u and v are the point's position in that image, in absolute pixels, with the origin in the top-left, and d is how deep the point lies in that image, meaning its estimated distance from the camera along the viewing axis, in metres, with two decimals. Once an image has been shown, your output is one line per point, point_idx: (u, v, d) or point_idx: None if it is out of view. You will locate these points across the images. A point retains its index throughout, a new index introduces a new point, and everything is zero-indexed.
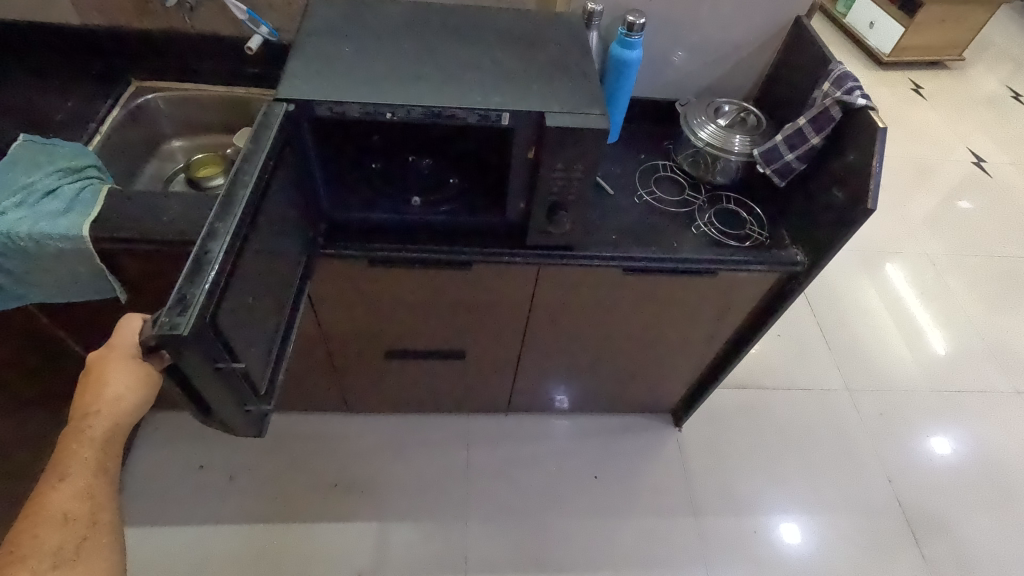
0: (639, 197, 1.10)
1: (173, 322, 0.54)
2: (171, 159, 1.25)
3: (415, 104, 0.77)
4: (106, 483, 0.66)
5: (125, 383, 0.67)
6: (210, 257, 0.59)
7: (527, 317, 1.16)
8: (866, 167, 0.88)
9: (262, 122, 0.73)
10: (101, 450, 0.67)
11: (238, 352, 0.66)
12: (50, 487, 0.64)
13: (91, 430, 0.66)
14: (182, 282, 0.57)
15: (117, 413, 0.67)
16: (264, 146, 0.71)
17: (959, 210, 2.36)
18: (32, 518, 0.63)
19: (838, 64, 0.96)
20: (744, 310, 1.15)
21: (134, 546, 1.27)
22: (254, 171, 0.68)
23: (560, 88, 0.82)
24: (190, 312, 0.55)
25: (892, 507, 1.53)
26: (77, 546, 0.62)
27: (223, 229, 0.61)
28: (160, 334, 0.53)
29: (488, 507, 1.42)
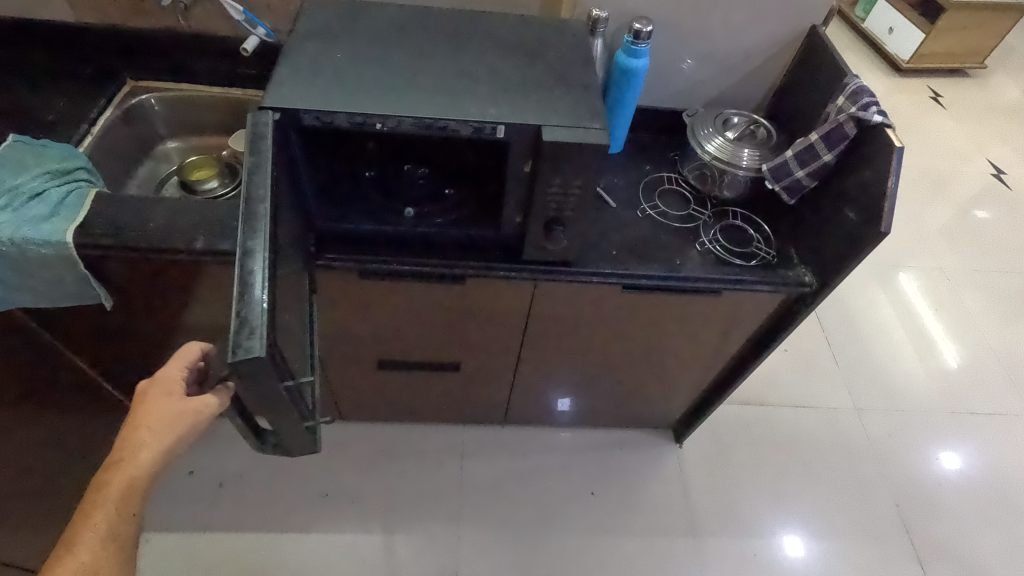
0: (642, 210, 1.06)
1: (247, 345, 0.49)
2: (166, 160, 1.23)
3: (406, 115, 0.74)
4: (116, 548, 0.66)
5: (152, 427, 0.67)
6: (254, 274, 0.54)
7: (525, 331, 1.13)
8: (881, 188, 0.84)
9: (255, 133, 0.68)
10: (122, 502, 0.67)
11: (295, 370, 0.62)
12: (72, 538, 0.65)
13: (115, 477, 0.67)
14: (234, 305, 0.52)
15: (142, 460, 0.67)
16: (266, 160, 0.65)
17: (975, 223, 2.29)
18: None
19: (854, 78, 0.91)
20: (749, 329, 1.12)
21: (146, 550, 1.27)
22: (265, 183, 0.63)
23: (558, 99, 0.78)
24: (259, 332, 0.50)
25: (898, 534, 1.48)
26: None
27: (259, 245, 0.56)
28: (238, 360, 0.48)
29: (480, 522, 1.39)
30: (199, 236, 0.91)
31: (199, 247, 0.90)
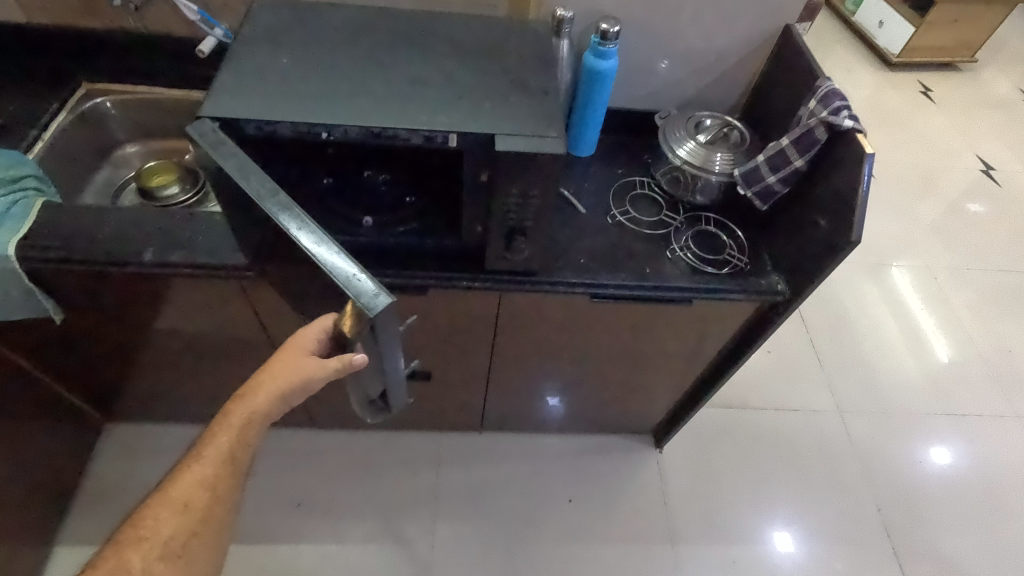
0: (612, 216, 1.04)
1: (371, 294, 0.54)
2: (125, 165, 1.19)
3: (353, 123, 0.70)
4: (227, 481, 0.70)
5: (273, 381, 0.68)
6: (326, 245, 0.58)
7: (495, 338, 1.11)
8: (852, 196, 0.81)
9: (217, 142, 0.67)
10: (235, 441, 0.70)
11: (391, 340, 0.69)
12: (191, 460, 0.71)
13: (232, 415, 0.69)
14: (333, 275, 0.56)
15: (254, 410, 0.69)
16: (248, 167, 0.65)
17: (964, 220, 2.27)
18: (165, 496, 0.70)
19: (826, 80, 0.88)
20: (724, 337, 1.10)
21: (236, 561, 1.27)
22: (266, 178, 0.64)
23: (515, 106, 0.75)
24: (371, 282, 0.56)
25: (880, 539, 1.46)
26: (184, 541, 0.68)
27: (305, 228, 0.59)
28: (373, 308, 0.53)
29: (455, 530, 1.37)
30: (149, 248, 0.88)
31: (148, 259, 0.87)
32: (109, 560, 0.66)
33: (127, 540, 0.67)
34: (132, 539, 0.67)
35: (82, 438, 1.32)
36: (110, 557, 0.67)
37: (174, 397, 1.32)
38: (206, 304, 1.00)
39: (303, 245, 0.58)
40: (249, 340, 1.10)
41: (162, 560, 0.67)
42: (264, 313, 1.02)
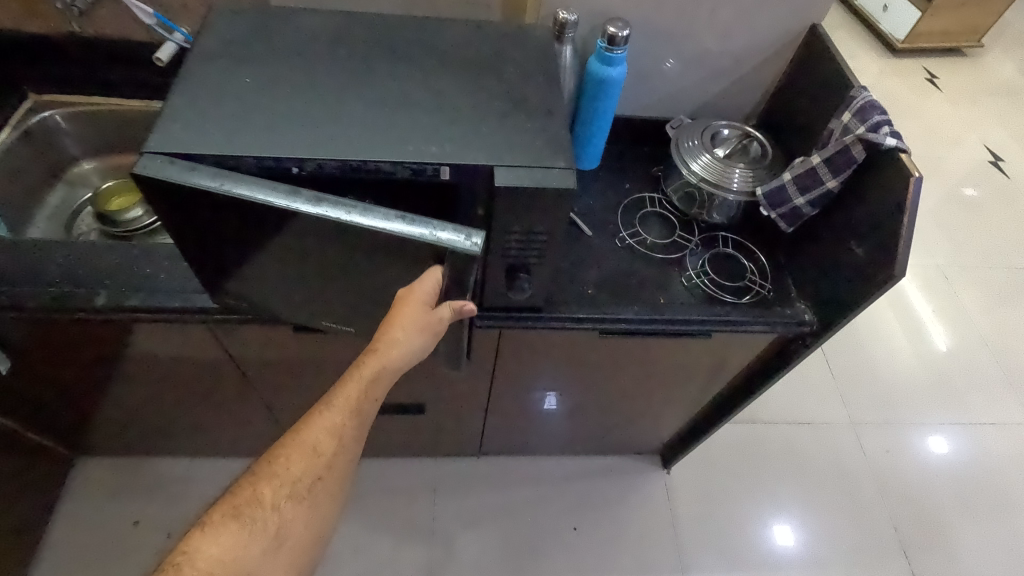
0: (621, 239, 0.94)
1: (465, 237, 0.58)
2: (83, 183, 1.08)
3: (328, 157, 0.60)
4: (355, 427, 0.61)
5: (402, 329, 0.62)
6: (386, 215, 0.58)
7: (495, 368, 1.03)
8: (894, 224, 0.72)
9: (187, 172, 0.58)
10: (365, 391, 0.62)
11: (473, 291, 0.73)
12: (314, 411, 0.61)
13: (363, 367, 0.62)
14: (418, 238, 0.57)
15: (387, 360, 0.62)
16: (244, 180, 0.58)
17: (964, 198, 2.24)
18: (294, 436, 0.60)
19: (862, 91, 0.78)
20: (743, 363, 1.01)
21: None
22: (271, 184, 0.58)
23: (516, 130, 0.65)
24: (453, 228, 0.59)
25: (898, 561, 1.40)
26: (309, 485, 0.59)
27: (350, 209, 0.57)
28: (480, 244, 0.58)
29: (455, 564, 1.29)
30: (101, 291, 0.79)
31: (99, 305, 0.77)
32: (238, 493, 0.58)
33: (258, 475, 0.59)
34: (263, 474, 0.59)
35: (50, 478, 1.22)
36: (237, 490, 0.58)
37: (149, 432, 1.22)
38: (174, 345, 0.90)
39: (365, 221, 0.57)
40: (225, 378, 1.01)
41: (290, 501, 0.58)
42: (240, 353, 0.92)
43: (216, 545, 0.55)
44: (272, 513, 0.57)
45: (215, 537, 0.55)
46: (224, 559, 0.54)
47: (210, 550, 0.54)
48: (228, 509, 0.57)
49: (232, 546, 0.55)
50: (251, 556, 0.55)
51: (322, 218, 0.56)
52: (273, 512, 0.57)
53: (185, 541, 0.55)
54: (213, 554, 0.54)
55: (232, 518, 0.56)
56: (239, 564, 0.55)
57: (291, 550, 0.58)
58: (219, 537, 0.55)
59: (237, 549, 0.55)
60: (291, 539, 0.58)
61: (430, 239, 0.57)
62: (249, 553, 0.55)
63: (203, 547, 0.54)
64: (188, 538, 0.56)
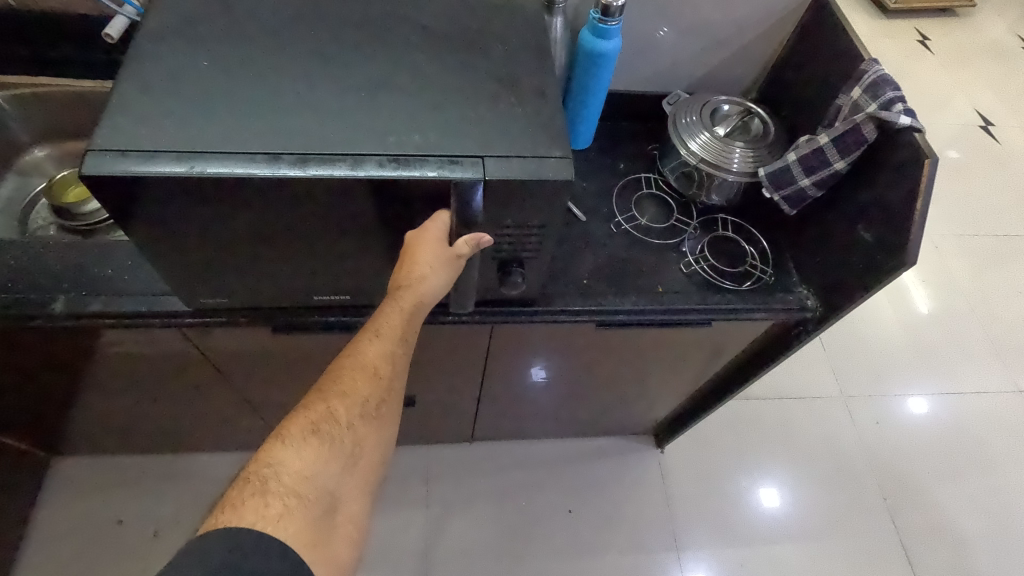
0: (617, 224, 0.90)
1: (469, 164, 0.56)
2: (36, 172, 0.99)
3: (301, 151, 0.54)
4: (406, 354, 0.60)
5: (431, 263, 0.58)
6: (381, 161, 0.55)
7: (487, 356, 0.99)
8: (906, 208, 0.69)
9: (148, 163, 0.52)
10: (408, 323, 0.60)
11: (483, 269, 0.69)
12: (365, 339, 0.59)
13: (401, 300, 0.59)
14: (426, 176, 0.55)
15: (424, 292, 0.59)
16: (216, 157, 0.53)
17: (956, 168, 2.20)
18: (351, 359, 0.58)
19: (874, 64, 0.74)
20: (741, 345, 0.98)
21: None
22: (249, 155, 0.53)
23: (508, 116, 0.59)
24: (452, 155, 0.56)
25: (887, 530, 1.42)
26: (377, 406, 0.57)
27: (340, 164, 0.54)
28: (490, 166, 0.56)
29: (449, 551, 1.28)
30: (60, 296, 0.72)
31: (59, 311, 0.71)
32: (310, 411, 0.56)
33: (325, 394, 0.57)
34: (330, 393, 0.57)
35: (25, 481, 1.17)
36: (308, 407, 0.56)
37: (127, 432, 1.18)
38: (145, 347, 0.84)
39: (367, 169, 0.54)
40: (202, 377, 0.95)
41: (360, 420, 0.57)
42: (217, 353, 0.87)
43: (298, 461, 0.53)
44: (348, 431, 0.56)
45: (296, 452, 0.53)
46: (307, 475, 0.52)
47: (294, 466, 0.52)
48: (306, 425, 0.55)
49: (315, 461, 0.53)
50: (332, 473, 0.54)
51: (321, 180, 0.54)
52: (346, 430, 0.56)
53: (266, 455, 0.53)
54: (297, 470, 0.52)
55: (311, 434, 0.54)
56: (322, 482, 0.53)
57: (367, 468, 0.56)
58: (300, 452, 0.53)
59: (319, 465, 0.53)
60: (366, 458, 0.56)
61: (432, 181, 0.55)
62: (330, 469, 0.54)
63: (287, 461, 0.53)
64: (267, 452, 0.54)
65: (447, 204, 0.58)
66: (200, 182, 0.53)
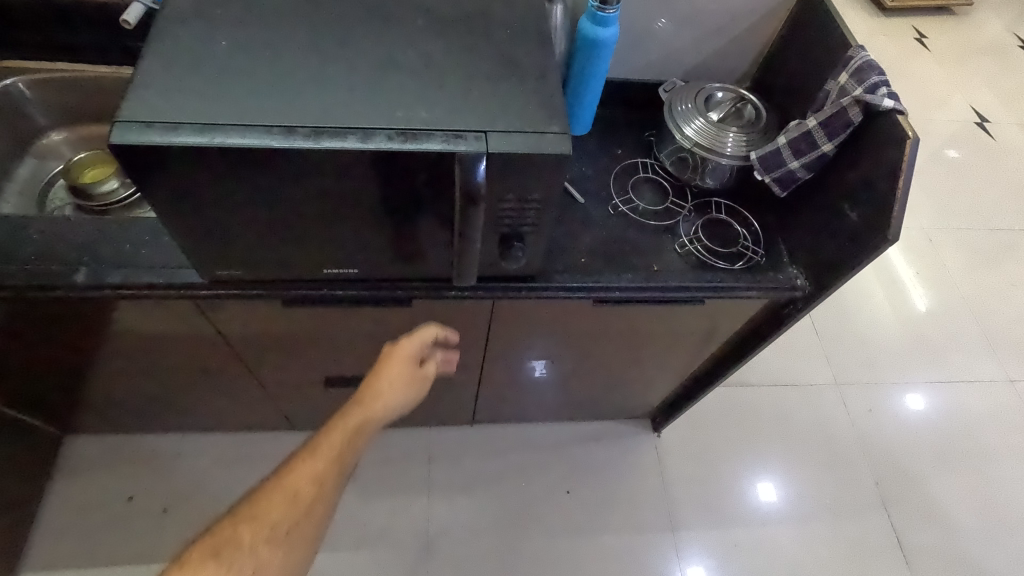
0: (614, 206, 0.93)
1: (473, 138, 0.59)
2: (52, 155, 1.03)
3: (315, 124, 0.58)
4: (332, 479, 0.72)
5: (388, 382, 0.81)
6: (391, 134, 0.58)
7: (487, 338, 1.02)
8: (889, 186, 0.72)
9: (173, 134, 0.55)
10: (337, 455, 0.74)
11: (484, 242, 0.72)
12: (297, 461, 0.72)
13: (348, 419, 0.77)
14: (432, 150, 0.58)
15: (373, 409, 0.79)
16: (236, 129, 0.56)
17: (952, 164, 2.23)
18: (276, 485, 0.70)
19: (860, 50, 0.77)
20: (733, 327, 1.01)
21: (354, 547, 1.27)
22: (266, 128, 0.57)
23: (509, 95, 0.63)
24: (457, 130, 0.59)
25: (879, 512, 1.46)
26: (287, 530, 0.66)
27: (352, 136, 0.58)
28: (492, 140, 0.59)
29: (450, 529, 1.32)
30: (82, 268, 0.76)
31: (81, 282, 0.74)
32: (218, 536, 0.65)
33: (238, 518, 0.67)
34: (242, 518, 0.67)
35: (39, 458, 1.21)
36: (218, 532, 0.65)
37: (138, 410, 1.21)
38: (160, 322, 0.88)
39: (376, 142, 0.58)
40: (213, 353, 0.99)
41: (268, 544, 0.65)
42: (228, 328, 0.91)
43: None
44: (250, 555, 0.63)
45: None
46: None
47: None
48: (208, 549, 0.63)
49: None
50: None
51: (334, 151, 0.57)
52: (249, 553, 0.63)
53: None
54: None
55: (212, 558, 0.62)
56: None
57: None
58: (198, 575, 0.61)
59: None
60: None
61: (438, 153, 0.59)
62: None
63: None
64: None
65: (451, 178, 0.62)
66: (220, 153, 0.56)
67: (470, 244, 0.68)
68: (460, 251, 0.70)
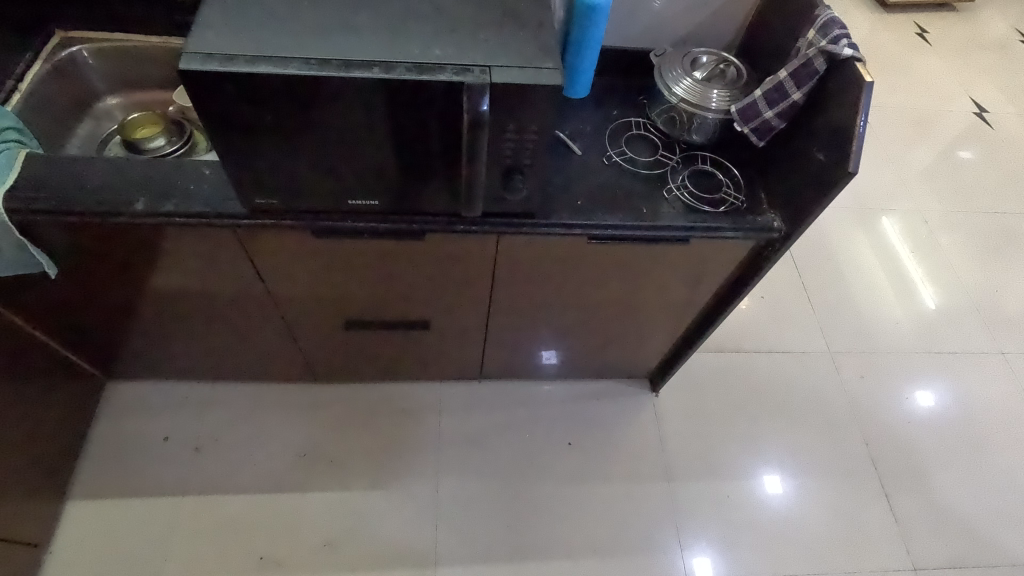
0: (608, 157, 1.03)
1: (477, 71, 0.69)
2: (107, 118, 1.16)
3: (346, 59, 0.68)
4: None
5: None
6: (409, 67, 0.69)
7: (492, 290, 1.11)
8: (849, 126, 0.81)
9: (229, 63, 0.66)
10: None
11: (489, 174, 0.82)
12: None
13: None
14: (443, 81, 0.69)
15: None
16: (281, 61, 0.67)
17: (952, 154, 2.29)
18: None
19: (826, 10, 0.87)
20: (720, 277, 1.10)
21: (369, 488, 1.37)
22: (306, 60, 0.67)
23: (510, 39, 0.73)
24: (465, 66, 0.70)
25: (868, 469, 1.52)
26: None
27: (376, 68, 0.68)
28: (495, 73, 0.69)
29: (459, 473, 1.41)
30: (140, 198, 0.87)
31: (140, 209, 0.86)
32: None
33: None
34: None
35: (86, 397, 1.33)
36: None
37: (174, 358, 1.32)
38: (201, 260, 0.98)
39: (397, 73, 0.68)
40: (245, 296, 1.09)
41: None
42: (261, 268, 1.01)
43: None
44: None
45: None
46: None
47: None
48: None
49: None
50: None
51: (361, 80, 0.68)
52: None
53: None
54: None
55: None
56: None
57: None
58: None
59: None
60: None
61: (449, 84, 0.69)
62: None
63: None
64: None
65: (459, 109, 0.72)
66: (268, 81, 0.67)
67: (476, 172, 0.78)
68: (467, 178, 0.80)
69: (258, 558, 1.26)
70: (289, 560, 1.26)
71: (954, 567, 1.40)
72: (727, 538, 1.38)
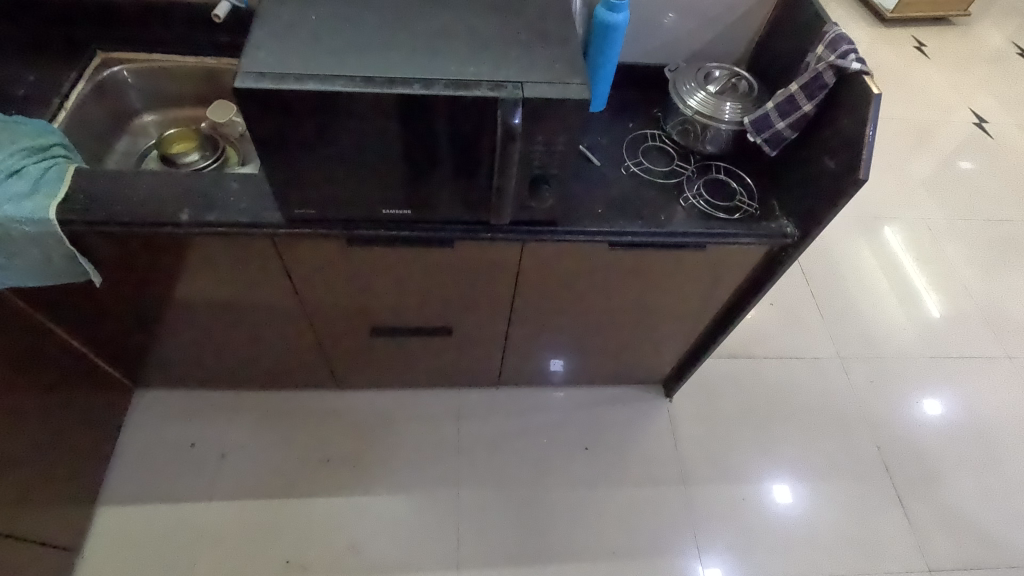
0: (626, 167, 1.07)
1: (510, 86, 0.74)
2: (144, 134, 1.21)
3: (388, 76, 0.73)
4: None
5: None
6: (446, 84, 0.73)
7: (513, 297, 1.15)
8: (859, 136, 0.86)
9: (280, 81, 0.71)
10: None
11: (517, 184, 0.86)
12: None
13: None
14: (478, 95, 0.73)
15: None
16: (328, 78, 0.72)
17: (953, 163, 2.34)
18: None
19: (833, 27, 0.92)
20: (734, 282, 1.13)
21: (390, 493, 1.39)
22: (351, 78, 0.72)
23: (539, 56, 0.78)
24: (499, 82, 0.74)
25: (880, 473, 1.54)
26: None
27: (416, 85, 0.73)
28: (527, 88, 0.74)
29: (478, 478, 1.43)
30: (184, 209, 0.92)
31: (185, 219, 0.90)
32: None
33: None
34: None
35: (116, 405, 1.37)
36: None
37: (202, 366, 1.36)
38: (237, 268, 1.03)
39: (436, 88, 0.73)
40: (275, 304, 1.13)
41: None
42: (293, 276, 1.05)
43: None
44: None
45: None
46: None
47: None
48: None
49: None
50: None
51: (403, 95, 0.72)
52: None
53: None
54: None
55: None
56: None
57: None
58: None
59: None
60: None
61: (485, 98, 0.73)
62: None
63: None
64: None
65: (493, 122, 0.76)
66: (315, 96, 0.72)
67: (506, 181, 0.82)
68: (497, 187, 0.84)
69: (284, 562, 1.28)
70: (314, 564, 1.28)
71: (968, 569, 1.42)
72: (743, 541, 1.40)
